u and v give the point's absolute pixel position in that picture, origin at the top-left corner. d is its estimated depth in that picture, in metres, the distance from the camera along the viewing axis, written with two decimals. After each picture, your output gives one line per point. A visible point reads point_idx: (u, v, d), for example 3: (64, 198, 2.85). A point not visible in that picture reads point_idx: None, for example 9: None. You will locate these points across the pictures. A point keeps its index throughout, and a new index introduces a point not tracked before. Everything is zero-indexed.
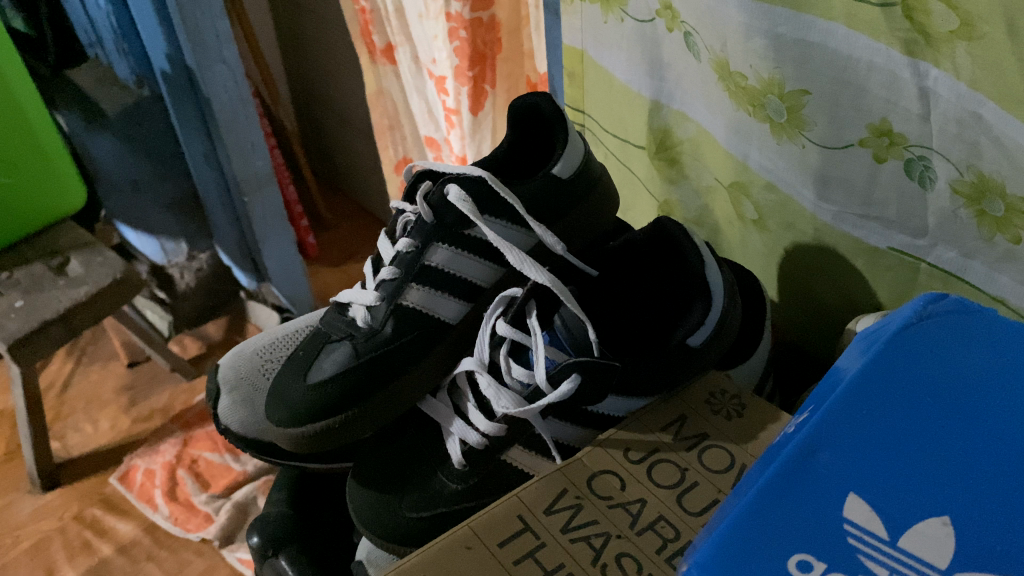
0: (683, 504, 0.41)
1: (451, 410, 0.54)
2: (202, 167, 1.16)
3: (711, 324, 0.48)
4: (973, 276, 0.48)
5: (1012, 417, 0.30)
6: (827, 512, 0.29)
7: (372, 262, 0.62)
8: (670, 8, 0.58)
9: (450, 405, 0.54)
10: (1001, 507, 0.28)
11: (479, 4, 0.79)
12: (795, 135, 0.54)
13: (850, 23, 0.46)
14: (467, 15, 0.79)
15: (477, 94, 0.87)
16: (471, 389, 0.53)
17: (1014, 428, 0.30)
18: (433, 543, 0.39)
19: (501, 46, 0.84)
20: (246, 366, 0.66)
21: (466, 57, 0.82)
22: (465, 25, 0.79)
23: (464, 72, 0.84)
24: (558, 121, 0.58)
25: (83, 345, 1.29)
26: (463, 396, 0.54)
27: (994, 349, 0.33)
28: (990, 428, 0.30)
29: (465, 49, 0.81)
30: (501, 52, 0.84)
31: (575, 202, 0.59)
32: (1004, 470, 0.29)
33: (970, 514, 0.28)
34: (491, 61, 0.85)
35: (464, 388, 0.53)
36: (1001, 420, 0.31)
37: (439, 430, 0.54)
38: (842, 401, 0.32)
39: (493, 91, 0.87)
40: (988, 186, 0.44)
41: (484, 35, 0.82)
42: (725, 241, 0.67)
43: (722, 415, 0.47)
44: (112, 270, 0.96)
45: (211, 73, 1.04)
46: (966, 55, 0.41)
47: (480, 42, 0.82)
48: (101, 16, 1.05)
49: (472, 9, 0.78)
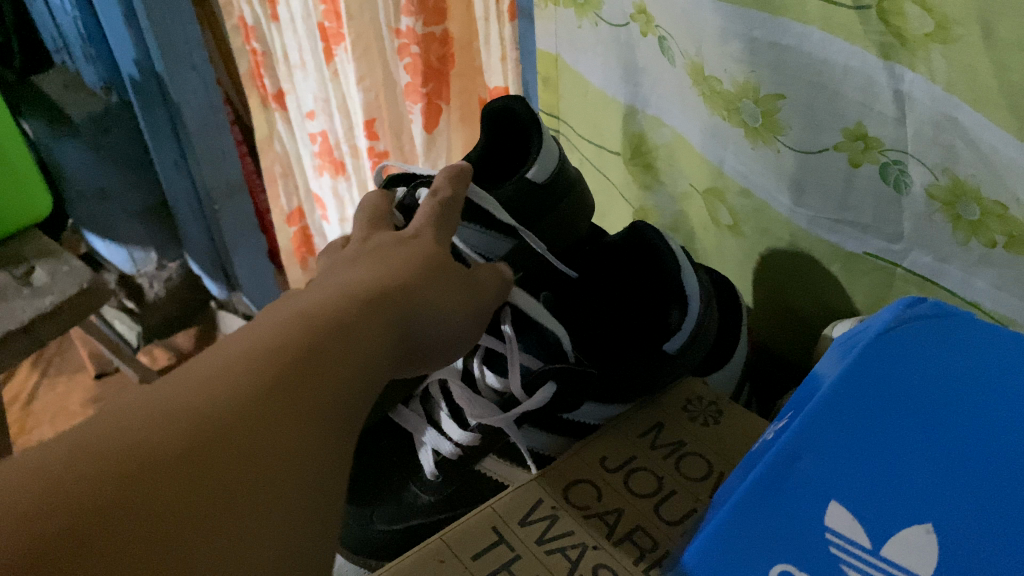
0: (661, 514, 0.40)
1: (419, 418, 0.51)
2: (172, 175, 1.14)
3: (688, 329, 0.47)
4: (949, 280, 0.48)
5: (973, 401, 0.31)
6: (810, 520, 0.29)
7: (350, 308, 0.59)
8: (644, 12, 0.58)
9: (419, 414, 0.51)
10: (985, 503, 0.27)
11: (433, 17, 0.77)
12: (770, 139, 0.53)
13: (826, 27, 0.45)
14: (419, 30, 0.77)
15: (433, 111, 0.85)
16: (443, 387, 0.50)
17: (979, 412, 0.30)
18: (406, 555, 0.39)
19: (455, 61, 0.83)
20: None
21: (418, 72, 0.82)
22: (418, 40, 0.78)
23: (417, 88, 0.83)
24: (533, 122, 0.58)
25: (49, 356, 1.33)
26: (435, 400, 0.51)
27: (959, 343, 0.33)
28: (957, 416, 0.30)
29: (418, 64, 0.81)
30: (455, 68, 0.83)
31: (552, 205, 0.57)
32: (976, 461, 0.28)
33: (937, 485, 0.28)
34: (445, 77, 0.84)
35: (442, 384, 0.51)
36: (966, 406, 0.30)
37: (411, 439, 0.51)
38: (822, 405, 0.32)
39: (447, 107, 0.86)
40: (963, 190, 0.44)
41: (438, 50, 0.81)
42: (700, 248, 0.66)
43: (699, 422, 0.46)
44: (79, 279, 0.94)
45: (182, 80, 1.03)
46: (941, 59, 0.41)
47: (434, 58, 0.81)
48: (68, 22, 1.04)
49: (424, 24, 0.77)
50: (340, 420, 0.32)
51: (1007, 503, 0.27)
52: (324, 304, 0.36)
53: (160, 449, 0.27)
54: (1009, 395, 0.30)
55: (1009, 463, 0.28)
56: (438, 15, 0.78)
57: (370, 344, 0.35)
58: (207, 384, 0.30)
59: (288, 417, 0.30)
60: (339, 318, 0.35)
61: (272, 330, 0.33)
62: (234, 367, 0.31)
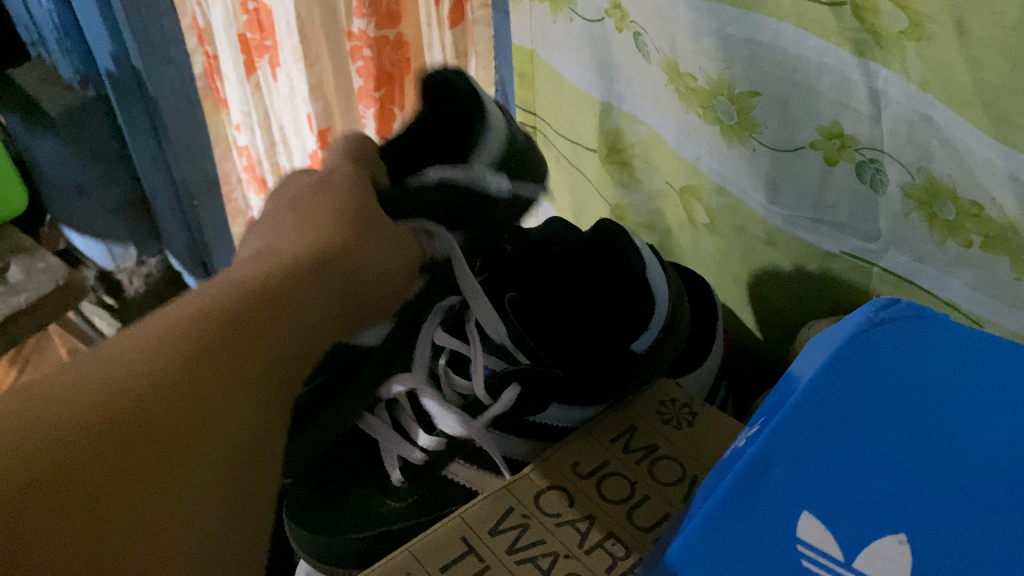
0: (634, 520, 0.40)
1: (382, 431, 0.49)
2: (150, 171, 1.13)
3: (655, 329, 0.47)
4: (925, 281, 0.47)
5: (946, 414, 0.30)
6: (779, 532, 0.28)
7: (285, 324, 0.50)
8: (619, 7, 0.57)
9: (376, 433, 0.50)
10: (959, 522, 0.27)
11: (384, 20, 0.75)
12: (745, 138, 0.53)
13: (800, 23, 0.45)
14: (371, 33, 0.75)
15: (385, 117, 0.85)
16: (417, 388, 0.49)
17: (952, 427, 0.30)
18: (372, 569, 0.37)
19: (409, 67, 0.82)
20: None
21: (371, 77, 0.80)
22: (370, 43, 0.76)
23: (370, 92, 0.82)
24: (474, 105, 0.56)
25: (27, 354, 1.31)
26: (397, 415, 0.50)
27: (930, 351, 0.33)
28: (932, 429, 0.30)
29: (371, 68, 0.79)
30: (410, 73, 0.82)
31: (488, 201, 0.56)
32: (950, 476, 0.28)
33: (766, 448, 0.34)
34: (399, 81, 0.82)
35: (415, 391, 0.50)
36: (938, 419, 0.30)
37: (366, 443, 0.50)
38: (794, 413, 0.31)
39: (401, 113, 0.85)
40: (939, 189, 0.44)
41: (392, 55, 0.79)
42: (676, 246, 0.66)
43: (673, 425, 0.45)
44: (55, 276, 0.92)
45: (158, 74, 1.02)
46: (916, 56, 0.40)
47: (387, 63, 0.79)
48: (42, 15, 1.02)
49: (376, 27, 0.75)
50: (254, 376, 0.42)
51: (979, 520, 0.27)
52: (265, 280, 0.45)
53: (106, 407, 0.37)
54: (983, 410, 0.30)
55: (982, 476, 0.28)
56: (390, 19, 0.76)
57: (298, 311, 0.45)
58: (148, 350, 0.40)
59: (221, 382, 0.40)
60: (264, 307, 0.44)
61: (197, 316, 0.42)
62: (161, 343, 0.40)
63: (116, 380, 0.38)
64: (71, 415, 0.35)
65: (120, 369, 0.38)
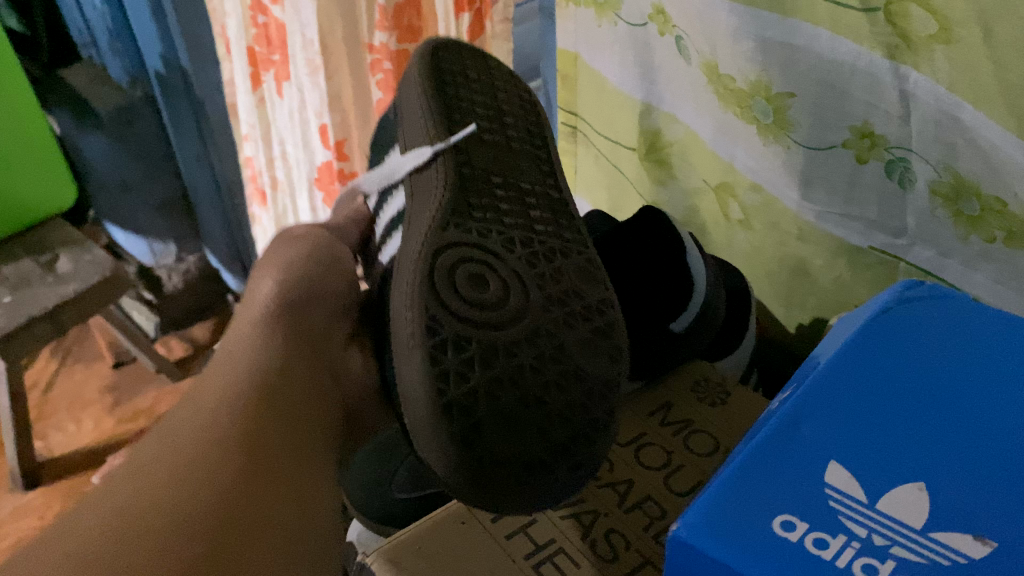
0: (670, 485, 0.43)
1: (554, 412, 0.41)
2: (193, 169, 1.17)
3: (693, 310, 0.50)
4: (949, 274, 0.50)
5: (963, 384, 0.34)
6: (810, 477, 0.31)
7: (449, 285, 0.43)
8: (662, 12, 0.60)
9: (452, 373, 0.40)
10: (973, 479, 0.30)
11: (406, 35, 0.74)
12: (781, 137, 0.55)
13: (834, 28, 0.47)
14: (392, 47, 0.74)
15: None
16: (500, 283, 0.43)
17: (968, 395, 0.33)
18: (430, 517, 0.41)
19: None
20: None
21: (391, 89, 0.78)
22: (390, 56, 0.75)
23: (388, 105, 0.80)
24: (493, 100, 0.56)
25: (69, 345, 1.39)
26: (444, 355, 0.40)
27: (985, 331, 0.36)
28: (945, 396, 0.33)
29: (390, 80, 0.77)
30: None
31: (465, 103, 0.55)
32: (969, 438, 0.32)
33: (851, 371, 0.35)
34: None
35: (552, 304, 0.44)
36: (956, 387, 0.34)
37: (508, 415, 0.40)
38: (823, 379, 0.35)
39: None
40: (964, 187, 0.46)
41: None
42: (709, 242, 0.68)
43: (707, 402, 0.49)
44: (101, 268, 1.01)
45: (205, 75, 1.06)
46: (943, 59, 0.43)
47: None
48: (97, 17, 1.07)
49: (398, 40, 0.74)
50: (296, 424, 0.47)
51: (994, 478, 0.30)
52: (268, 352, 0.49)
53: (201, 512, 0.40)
54: (997, 384, 0.33)
55: (995, 440, 0.31)
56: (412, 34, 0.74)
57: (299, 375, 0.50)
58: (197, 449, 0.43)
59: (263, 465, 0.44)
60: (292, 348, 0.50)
61: (232, 382, 0.46)
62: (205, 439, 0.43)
63: (196, 463, 0.42)
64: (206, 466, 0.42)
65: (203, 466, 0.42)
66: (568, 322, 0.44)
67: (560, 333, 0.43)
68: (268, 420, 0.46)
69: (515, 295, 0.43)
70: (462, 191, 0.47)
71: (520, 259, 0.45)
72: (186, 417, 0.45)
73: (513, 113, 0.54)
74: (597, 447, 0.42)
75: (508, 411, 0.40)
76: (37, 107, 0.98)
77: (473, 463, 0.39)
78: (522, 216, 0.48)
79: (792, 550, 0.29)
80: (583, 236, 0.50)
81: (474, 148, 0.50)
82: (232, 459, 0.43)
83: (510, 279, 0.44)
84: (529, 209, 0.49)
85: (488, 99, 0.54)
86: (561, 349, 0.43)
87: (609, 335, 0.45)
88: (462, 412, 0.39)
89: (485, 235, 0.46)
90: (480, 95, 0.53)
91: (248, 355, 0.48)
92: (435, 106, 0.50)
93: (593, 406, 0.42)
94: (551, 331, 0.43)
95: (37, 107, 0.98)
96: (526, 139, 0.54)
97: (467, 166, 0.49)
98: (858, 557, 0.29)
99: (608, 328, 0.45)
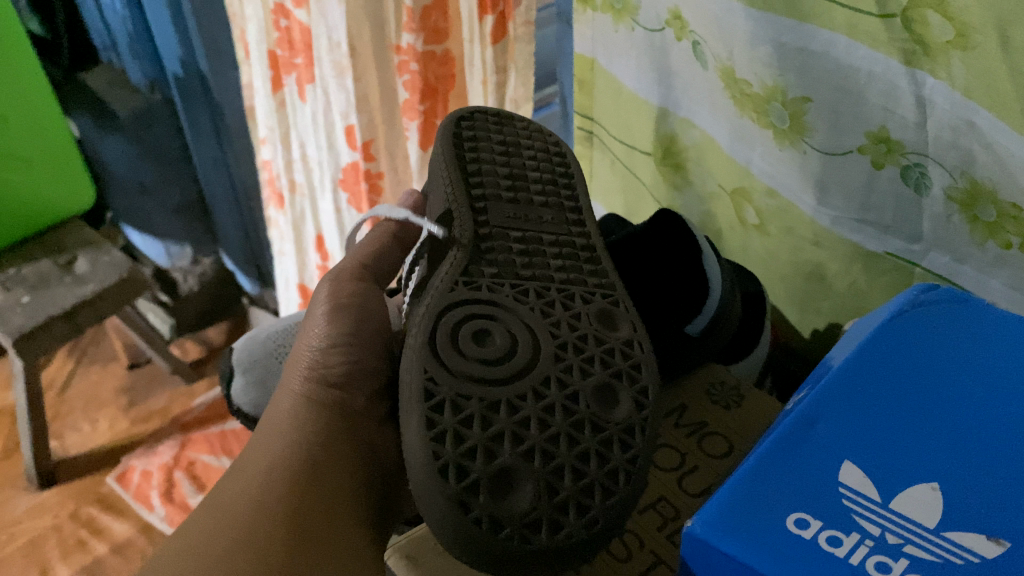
0: (684, 486, 0.44)
1: (563, 464, 0.37)
2: (210, 173, 1.18)
3: (709, 313, 0.50)
4: (965, 280, 0.50)
5: (977, 390, 0.35)
6: (825, 477, 0.32)
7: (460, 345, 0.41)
8: (679, 18, 0.60)
9: (449, 432, 0.37)
10: (985, 484, 0.31)
11: (432, 36, 0.74)
12: (797, 142, 0.56)
13: (852, 34, 0.48)
14: (420, 48, 0.74)
15: (428, 129, 0.81)
16: (507, 335, 0.41)
17: (981, 402, 0.34)
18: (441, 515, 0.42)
19: (454, 82, 0.79)
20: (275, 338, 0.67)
21: (417, 90, 0.77)
22: (417, 58, 0.74)
23: (415, 106, 0.79)
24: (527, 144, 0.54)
25: (85, 345, 1.40)
26: (442, 416, 0.38)
27: (995, 377, 0.35)
28: (958, 402, 0.34)
29: (416, 82, 0.77)
30: (454, 88, 0.79)
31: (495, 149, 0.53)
32: (982, 445, 0.33)
33: (870, 425, 0.34)
34: (443, 96, 0.79)
35: (565, 353, 0.41)
36: (969, 393, 0.35)
37: (510, 471, 0.36)
38: (838, 381, 0.36)
39: None
40: (980, 193, 0.47)
41: (438, 69, 0.77)
42: (724, 247, 0.69)
43: (721, 405, 0.49)
44: (119, 269, 1.02)
45: (224, 79, 1.07)
46: (961, 66, 0.43)
47: (433, 77, 0.77)
48: (117, 21, 1.08)
49: (424, 42, 0.73)
50: (342, 471, 0.49)
51: (1006, 483, 0.31)
52: (314, 408, 0.51)
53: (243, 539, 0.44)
54: (1008, 391, 0.35)
55: (1007, 447, 0.32)
56: (438, 35, 0.74)
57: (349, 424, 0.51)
58: (247, 492, 0.46)
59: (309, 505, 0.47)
60: (337, 402, 0.52)
61: (277, 454, 0.48)
62: (255, 485, 0.47)
63: (246, 502, 0.46)
64: (254, 503, 0.46)
65: (248, 503, 0.46)
66: (582, 369, 0.40)
67: (573, 382, 0.40)
68: (311, 491, 0.47)
69: (523, 346, 0.41)
70: (475, 251, 0.46)
71: (530, 309, 0.43)
72: (237, 488, 0.47)
73: (538, 164, 0.53)
74: (614, 499, 0.37)
75: (510, 466, 0.36)
76: (59, 109, 0.99)
77: (471, 528, 0.35)
78: (539, 266, 0.47)
79: (807, 548, 0.30)
80: (609, 280, 0.47)
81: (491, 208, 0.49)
82: (280, 507, 0.46)
83: (518, 330, 0.42)
84: (548, 259, 0.47)
85: (511, 154, 0.53)
86: (573, 401, 0.39)
87: (632, 380, 0.41)
88: (460, 474, 0.36)
89: (496, 290, 0.44)
90: (501, 152, 0.53)
91: (293, 425, 0.50)
92: (451, 164, 0.50)
93: (608, 455, 0.38)
94: (563, 382, 0.40)
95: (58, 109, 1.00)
96: (552, 191, 0.52)
97: (483, 224, 0.48)
98: (871, 554, 0.30)
99: (632, 370, 0.41)
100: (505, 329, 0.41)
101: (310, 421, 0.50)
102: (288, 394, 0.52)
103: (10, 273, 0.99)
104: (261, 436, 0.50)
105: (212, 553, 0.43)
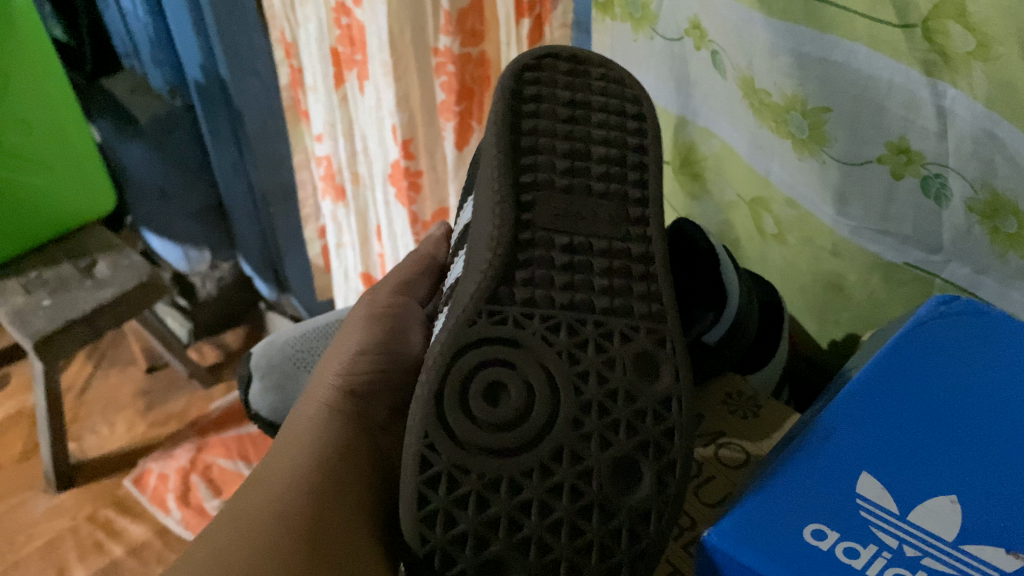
0: (700, 495, 0.44)
1: (558, 559, 0.38)
2: (230, 179, 1.19)
3: (726, 321, 0.49)
4: (985, 292, 0.50)
5: (1000, 415, 0.34)
6: (842, 486, 0.33)
7: (473, 414, 0.39)
8: (698, 27, 0.60)
9: (440, 514, 0.38)
10: (1000, 503, 0.32)
11: (470, 39, 0.75)
12: (816, 152, 0.56)
13: (872, 44, 0.48)
14: (456, 51, 0.75)
15: (463, 129, 0.81)
16: (524, 392, 0.40)
17: (998, 420, 0.34)
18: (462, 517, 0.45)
19: (490, 83, 0.79)
20: (288, 346, 0.68)
21: (453, 91, 0.78)
22: (454, 60, 0.75)
23: (451, 106, 0.79)
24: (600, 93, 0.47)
25: (104, 348, 1.42)
26: (436, 492, 0.38)
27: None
28: (979, 419, 0.34)
29: (453, 83, 0.77)
30: (490, 89, 0.79)
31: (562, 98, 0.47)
32: (1002, 462, 0.33)
33: (883, 465, 0.33)
34: (479, 97, 0.80)
35: (588, 416, 0.40)
36: (988, 413, 0.35)
37: (498, 562, 0.38)
38: (860, 402, 0.36)
39: (480, 126, 0.82)
40: (1002, 204, 0.46)
41: (474, 71, 0.77)
42: (744, 256, 0.68)
43: (738, 415, 0.49)
44: (138, 273, 1.03)
45: (244, 86, 1.07)
46: (982, 76, 0.43)
47: (469, 78, 0.78)
48: (139, 27, 1.10)
49: (461, 44, 0.74)
50: (364, 473, 0.50)
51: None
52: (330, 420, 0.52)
53: (269, 525, 0.44)
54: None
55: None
56: (475, 38, 0.75)
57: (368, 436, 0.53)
58: (273, 484, 0.47)
59: (334, 500, 0.47)
60: (354, 417, 0.53)
61: (296, 468, 0.48)
62: (279, 478, 0.47)
63: (270, 494, 0.46)
64: (277, 494, 0.46)
65: (270, 494, 0.46)
66: (602, 440, 0.39)
67: (588, 455, 0.39)
68: (333, 488, 0.48)
69: (538, 413, 0.39)
70: (511, 259, 0.43)
71: (558, 355, 0.41)
72: (262, 488, 0.47)
73: (607, 123, 0.46)
74: None
75: (500, 557, 0.38)
76: (83, 118, 1.00)
77: None
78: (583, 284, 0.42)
79: (824, 558, 0.30)
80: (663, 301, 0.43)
81: (540, 199, 0.44)
82: (304, 499, 0.46)
83: (537, 382, 0.40)
84: (594, 273, 0.43)
85: (577, 121, 0.46)
86: (586, 479, 0.39)
87: (660, 453, 0.39)
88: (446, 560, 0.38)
89: (523, 324, 0.41)
90: (567, 116, 0.46)
91: (311, 442, 0.51)
92: (499, 147, 0.45)
93: (612, 548, 0.38)
94: (578, 455, 0.39)
95: (83, 118, 1.01)
96: (621, 166, 0.46)
97: (525, 226, 0.43)
98: (888, 566, 0.30)
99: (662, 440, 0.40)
100: (519, 395, 0.40)
101: (330, 429, 0.52)
102: (307, 408, 0.53)
103: (31, 276, 1.01)
104: (283, 441, 0.51)
105: (234, 557, 0.42)
